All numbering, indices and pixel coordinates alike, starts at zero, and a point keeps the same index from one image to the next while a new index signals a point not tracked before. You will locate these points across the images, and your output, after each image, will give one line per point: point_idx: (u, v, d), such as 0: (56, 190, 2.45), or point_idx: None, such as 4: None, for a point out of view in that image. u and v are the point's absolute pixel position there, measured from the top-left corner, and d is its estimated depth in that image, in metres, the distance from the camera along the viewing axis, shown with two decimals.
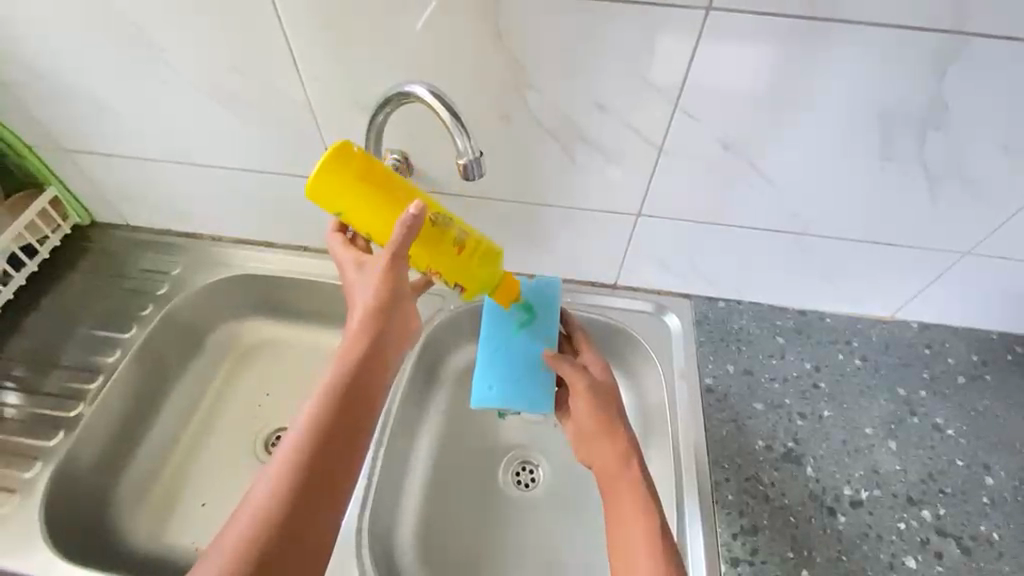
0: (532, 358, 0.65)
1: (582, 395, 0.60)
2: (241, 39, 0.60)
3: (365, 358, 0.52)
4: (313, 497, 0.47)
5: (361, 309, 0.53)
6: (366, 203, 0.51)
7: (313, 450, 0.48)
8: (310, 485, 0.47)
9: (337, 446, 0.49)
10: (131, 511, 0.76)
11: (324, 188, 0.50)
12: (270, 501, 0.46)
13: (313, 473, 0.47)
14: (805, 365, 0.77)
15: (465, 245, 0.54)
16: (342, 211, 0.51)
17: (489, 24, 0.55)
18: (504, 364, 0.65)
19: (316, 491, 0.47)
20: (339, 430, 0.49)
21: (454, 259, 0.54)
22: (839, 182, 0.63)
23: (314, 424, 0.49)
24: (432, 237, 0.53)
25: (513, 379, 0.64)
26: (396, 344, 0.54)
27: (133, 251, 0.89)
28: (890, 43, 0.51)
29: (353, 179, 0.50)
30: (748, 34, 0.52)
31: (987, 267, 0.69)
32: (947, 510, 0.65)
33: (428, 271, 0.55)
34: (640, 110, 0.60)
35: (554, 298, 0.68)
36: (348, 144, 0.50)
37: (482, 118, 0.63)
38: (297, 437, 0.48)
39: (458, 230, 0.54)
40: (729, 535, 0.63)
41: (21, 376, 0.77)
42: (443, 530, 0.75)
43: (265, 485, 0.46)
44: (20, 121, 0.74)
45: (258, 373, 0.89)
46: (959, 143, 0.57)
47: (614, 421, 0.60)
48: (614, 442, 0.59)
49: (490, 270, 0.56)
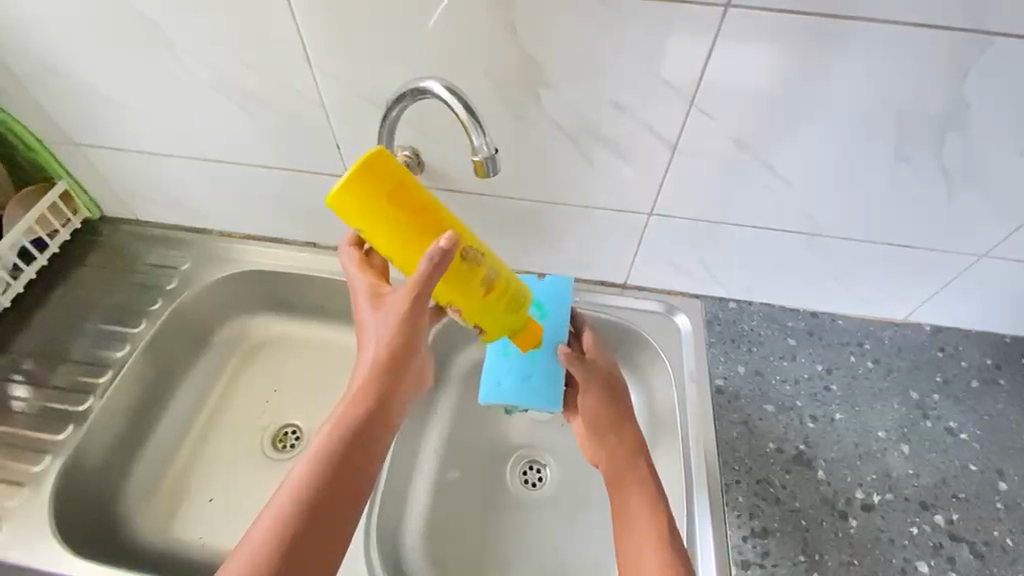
0: (541, 354, 0.65)
1: (590, 385, 0.60)
2: (253, 34, 0.60)
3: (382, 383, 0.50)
4: (323, 514, 0.45)
5: (381, 337, 0.51)
6: (394, 229, 0.47)
7: (329, 468, 0.47)
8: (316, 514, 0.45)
9: (356, 458, 0.48)
10: (141, 505, 0.76)
11: (350, 204, 0.45)
12: (282, 515, 0.44)
13: (321, 500, 0.45)
14: (816, 367, 0.76)
15: (492, 286, 0.52)
16: (366, 231, 0.48)
17: (504, 21, 0.54)
18: (513, 359, 0.65)
19: (329, 509, 0.46)
20: (350, 454, 0.48)
21: (477, 298, 0.51)
22: (854, 183, 0.62)
23: (323, 448, 0.47)
24: (460, 275, 0.50)
25: (522, 376, 0.64)
26: (415, 370, 0.53)
27: (142, 246, 0.89)
28: (913, 42, 0.50)
29: (383, 200, 0.46)
30: (767, 32, 0.52)
31: (1003, 270, 0.68)
32: (960, 515, 0.65)
33: (447, 307, 0.53)
34: (654, 110, 0.60)
35: (563, 297, 0.67)
36: (380, 156, 0.46)
37: (494, 115, 0.63)
38: (307, 463, 0.47)
39: (487, 270, 0.51)
40: (739, 537, 0.62)
41: (30, 370, 0.77)
42: (449, 529, 0.75)
43: (278, 504, 0.45)
44: (31, 116, 0.74)
45: (266, 369, 0.89)
46: (976, 145, 0.56)
47: (620, 415, 0.60)
48: (623, 438, 0.59)
49: (512, 312, 0.54)
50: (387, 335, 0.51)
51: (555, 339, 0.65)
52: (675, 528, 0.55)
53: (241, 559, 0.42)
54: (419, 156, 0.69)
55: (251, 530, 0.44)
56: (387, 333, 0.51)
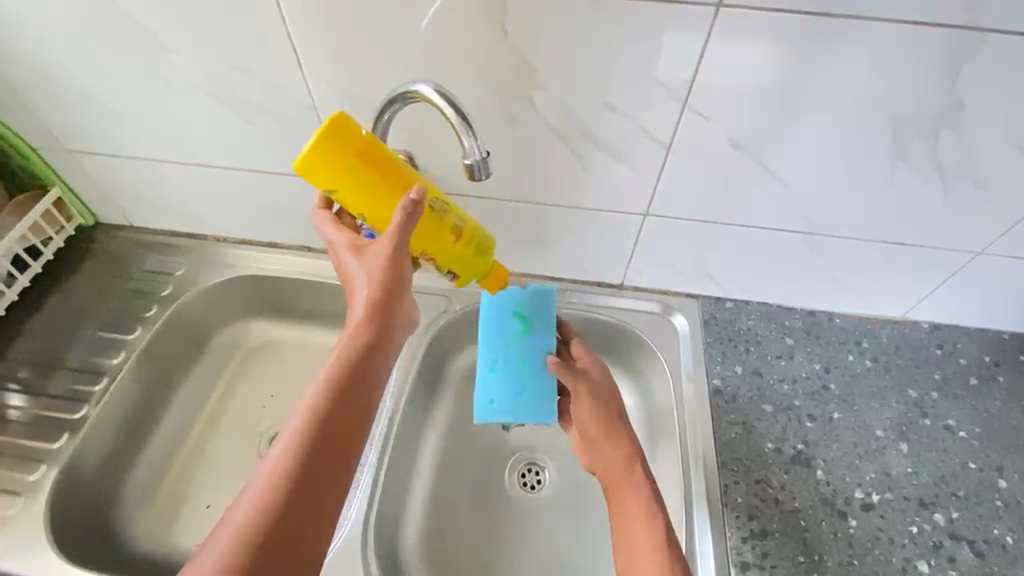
0: (532, 365, 0.65)
1: (583, 395, 0.60)
2: (242, 37, 0.59)
3: (365, 350, 0.49)
4: (313, 477, 0.44)
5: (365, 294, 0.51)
6: (364, 186, 0.49)
7: (317, 431, 0.46)
8: (304, 486, 0.44)
9: (344, 419, 0.47)
10: (138, 513, 0.76)
11: (317, 166, 0.46)
12: (273, 480, 0.43)
13: (309, 473, 0.44)
14: (814, 366, 0.76)
15: (462, 233, 0.53)
16: (336, 191, 0.49)
17: (495, 21, 0.54)
18: (504, 373, 0.65)
19: (320, 472, 0.45)
20: (336, 425, 0.47)
21: (449, 247, 0.53)
22: (850, 181, 0.62)
23: (314, 407, 0.47)
24: (430, 224, 0.52)
25: (515, 389, 0.64)
26: (401, 325, 0.53)
27: (137, 252, 0.88)
28: (905, 40, 0.50)
29: (351, 159, 0.47)
30: (758, 31, 0.51)
31: (999, 267, 0.68)
32: (960, 514, 0.65)
33: (420, 257, 0.54)
34: (647, 110, 0.59)
35: (547, 305, 0.68)
36: (344, 119, 0.46)
37: (487, 117, 0.62)
38: (292, 435, 0.46)
39: (455, 218, 0.53)
40: (738, 538, 0.62)
41: (25, 378, 0.77)
42: (448, 533, 0.74)
43: (267, 470, 0.44)
44: (24, 123, 0.73)
45: (262, 374, 0.88)
46: (972, 142, 0.56)
47: (614, 422, 0.60)
48: (617, 445, 0.59)
49: (483, 259, 0.56)
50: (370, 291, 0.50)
51: (544, 349, 0.66)
52: (671, 530, 0.54)
53: (227, 536, 0.41)
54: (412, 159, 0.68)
55: (237, 507, 0.43)
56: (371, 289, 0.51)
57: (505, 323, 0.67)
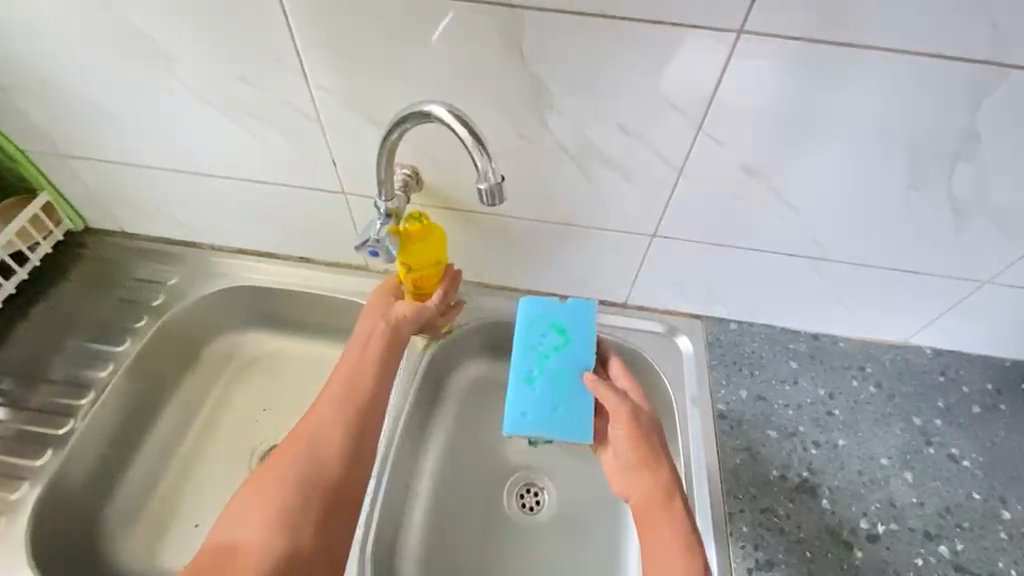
0: (568, 382, 0.63)
1: (623, 418, 0.59)
2: (247, 47, 0.57)
3: (371, 329, 0.67)
4: (336, 415, 0.61)
5: (371, 306, 0.70)
6: None
7: (341, 385, 0.63)
8: (331, 426, 0.60)
9: (362, 378, 0.64)
10: (123, 531, 0.73)
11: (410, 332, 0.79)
12: (311, 418, 0.60)
13: (338, 405, 0.61)
14: (818, 392, 0.75)
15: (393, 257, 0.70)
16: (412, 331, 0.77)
17: (510, 40, 0.53)
18: (541, 389, 0.63)
19: (340, 413, 0.61)
20: (355, 377, 0.64)
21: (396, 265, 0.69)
22: (862, 208, 0.61)
23: (341, 370, 0.65)
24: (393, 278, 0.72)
25: (552, 405, 0.62)
26: (400, 329, 0.68)
27: (128, 259, 0.86)
28: (924, 74, 0.50)
29: None
30: (780, 58, 0.51)
31: (1007, 296, 0.68)
32: (965, 546, 0.64)
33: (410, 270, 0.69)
34: (661, 133, 0.58)
35: (587, 322, 0.66)
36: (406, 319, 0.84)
37: (499, 133, 0.61)
38: (319, 410, 0.61)
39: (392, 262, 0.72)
40: (744, 569, 0.61)
41: (6, 392, 0.74)
42: (443, 556, 0.72)
43: (308, 415, 0.61)
44: (13, 125, 0.71)
45: (255, 388, 0.86)
46: (986, 175, 0.56)
47: (653, 449, 0.58)
48: (655, 474, 0.57)
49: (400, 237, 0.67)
50: (371, 305, 0.70)
51: (580, 366, 0.64)
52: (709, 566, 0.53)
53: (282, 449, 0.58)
54: (418, 175, 0.67)
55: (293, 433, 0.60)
56: (373, 302, 0.71)
57: (542, 336, 0.65)
